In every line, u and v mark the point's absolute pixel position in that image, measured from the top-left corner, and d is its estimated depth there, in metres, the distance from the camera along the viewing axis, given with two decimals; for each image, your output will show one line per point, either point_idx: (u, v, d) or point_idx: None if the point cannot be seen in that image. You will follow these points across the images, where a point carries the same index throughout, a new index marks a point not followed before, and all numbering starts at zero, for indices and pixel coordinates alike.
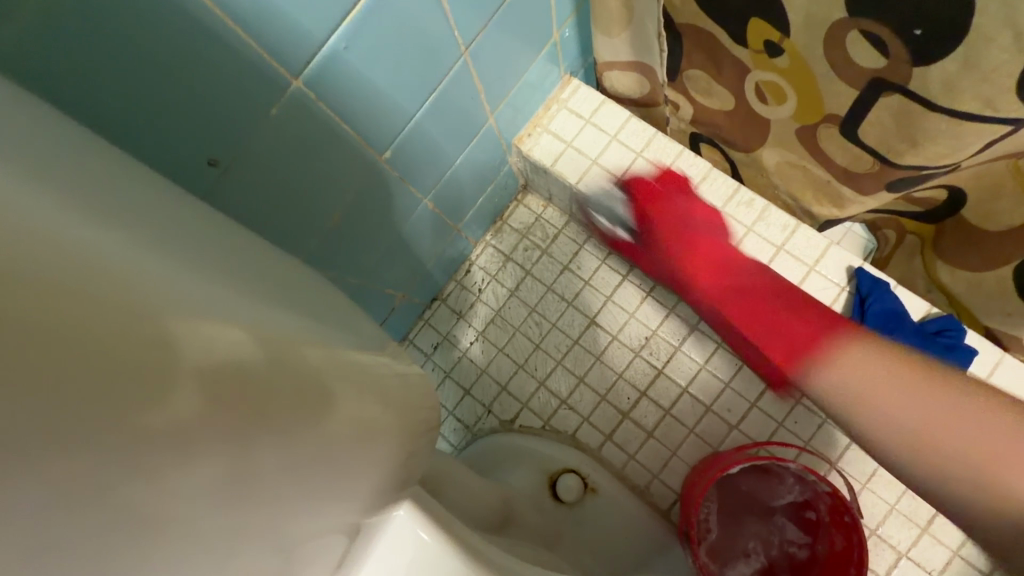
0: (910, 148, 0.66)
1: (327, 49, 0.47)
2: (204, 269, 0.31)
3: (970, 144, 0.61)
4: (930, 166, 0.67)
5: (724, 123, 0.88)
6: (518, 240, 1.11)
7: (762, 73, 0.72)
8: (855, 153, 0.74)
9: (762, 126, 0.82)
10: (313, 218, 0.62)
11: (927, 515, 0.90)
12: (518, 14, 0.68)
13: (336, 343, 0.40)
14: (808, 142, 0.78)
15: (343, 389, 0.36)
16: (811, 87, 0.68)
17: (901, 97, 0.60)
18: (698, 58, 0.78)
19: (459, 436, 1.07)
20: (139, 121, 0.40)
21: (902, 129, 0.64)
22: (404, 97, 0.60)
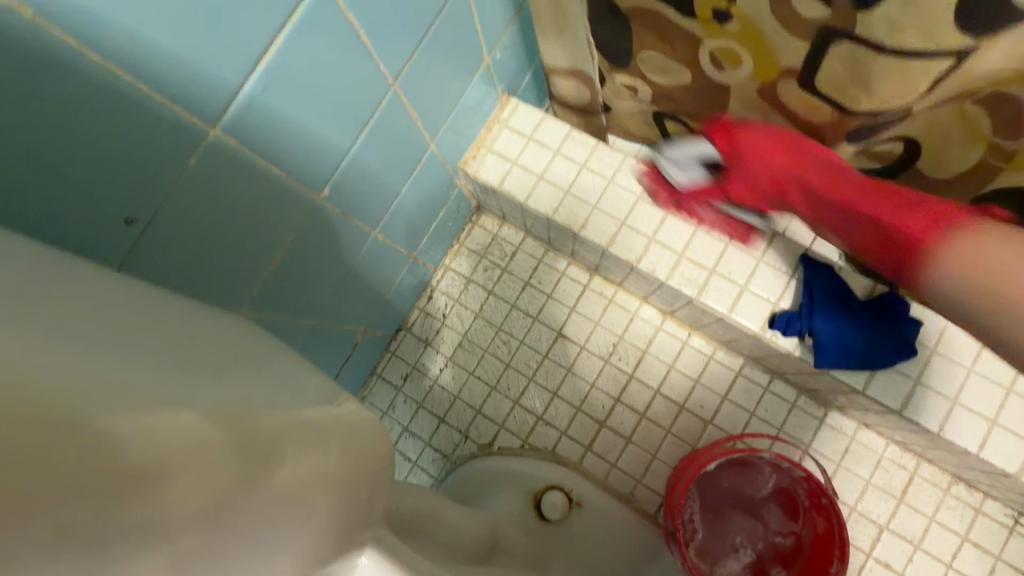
0: (865, 89, 0.62)
1: (244, 95, 0.46)
2: (126, 351, 0.30)
3: (919, 79, 0.57)
4: (884, 109, 0.64)
5: (682, 96, 0.83)
6: (477, 261, 1.11)
7: (711, 42, 0.67)
8: (811, 100, 0.69)
9: (722, 92, 0.77)
10: (253, 265, 0.60)
11: (901, 485, 0.93)
12: (444, 39, 0.69)
13: (284, 400, 0.38)
14: (766, 92, 0.73)
15: (298, 448, 0.35)
16: (764, 46, 0.63)
17: (851, 44, 0.57)
18: (647, 39, 0.73)
19: (438, 467, 1.05)
20: (48, 194, 0.38)
21: (852, 68, 0.60)
22: (335, 134, 0.59)
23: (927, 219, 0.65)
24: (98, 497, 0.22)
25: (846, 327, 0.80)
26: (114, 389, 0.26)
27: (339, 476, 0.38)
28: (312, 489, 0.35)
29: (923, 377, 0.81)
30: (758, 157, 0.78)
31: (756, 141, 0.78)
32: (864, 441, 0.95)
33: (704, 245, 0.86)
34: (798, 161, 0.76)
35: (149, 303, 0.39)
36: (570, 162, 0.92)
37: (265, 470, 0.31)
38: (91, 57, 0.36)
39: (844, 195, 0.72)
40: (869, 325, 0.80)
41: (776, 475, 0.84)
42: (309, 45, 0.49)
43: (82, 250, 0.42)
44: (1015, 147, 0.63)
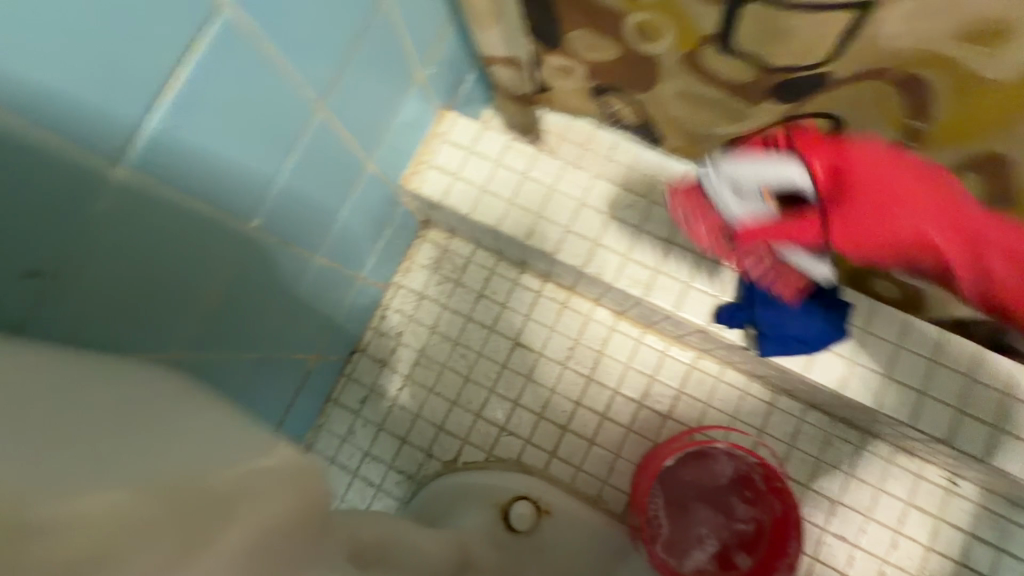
0: (787, 47, 0.56)
1: (150, 130, 0.44)
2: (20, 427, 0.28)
3: (835, 31, 0.51)
4: (804, 60, 0.57)
5: (615, 73, 0.76)
6: (429, 276, 1.10)
7: (635, 15, 0.63)
8: (737, 62, 0.62)
9: (653, 70, 0.71)
10: (182, 305, 0.57)
11: (849, 459, 0.98)
12: (373, 58, 0.67)
13: (212, 454, 0.36)
14: (688, 64, 0.67)
15: (232, 501, 0.33)
16: (682, 15, 0.59)
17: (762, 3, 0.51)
18: (578, 19, 0.68)
19: (404, 488, 1.03)
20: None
21: (768, 30, 0.54)
22: (261, 162, 0.57)
23: (967, 245, 0.62)
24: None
25: (785, 318, 0.83)
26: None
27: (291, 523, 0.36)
28: (253, 543, 0.33)
29: (858, 358, 0.85)
30: (872, 163, 0.63)
31: (868, 153, 0.64)
32: (812, 421, 1.00)
33: (647, 245, 0.89)
34: (898, 197, 0.62)
35: (53, 364, 0.37)
36: (512, 172, 0.93)
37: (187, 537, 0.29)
38: None
39: (934, 245, 0.63)
40: (804, 311, 0.83)
41: (733, 463, 0.87)
42: (219, 73, 0.47)
43: None
44: (925, 125, 0.61)
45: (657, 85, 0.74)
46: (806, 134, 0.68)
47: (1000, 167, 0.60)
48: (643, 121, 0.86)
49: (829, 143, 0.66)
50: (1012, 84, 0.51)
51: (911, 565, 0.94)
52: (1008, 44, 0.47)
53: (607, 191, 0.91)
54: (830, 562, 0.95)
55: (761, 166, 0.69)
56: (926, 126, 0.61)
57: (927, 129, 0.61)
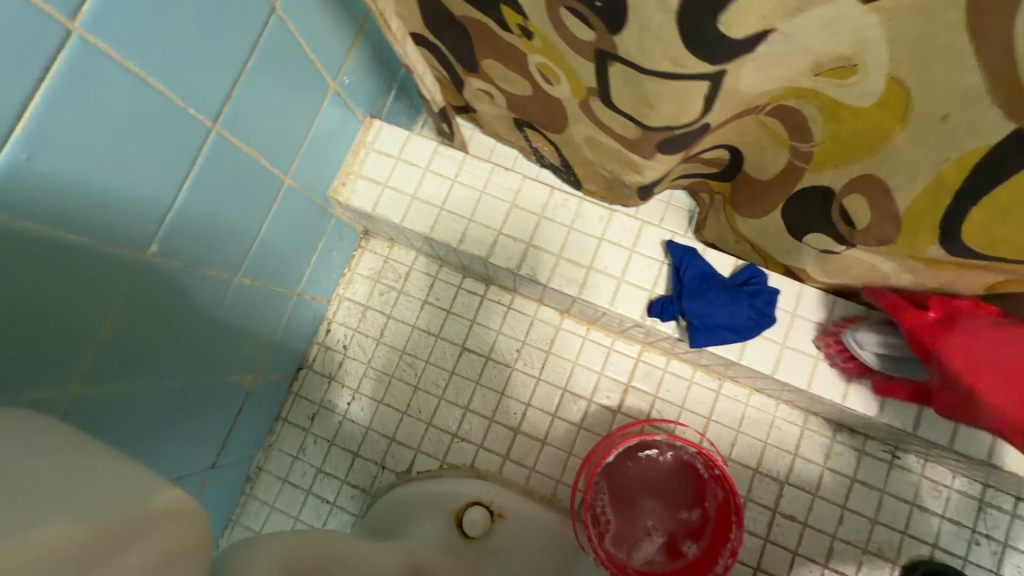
0: (652, 111, 0.63)
1: (4, 163, 0.42)
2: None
3: (691, 101, 0.58)
4: (675, 126, 0.64)
5: (534, 109, 0.84)
6: (371, 287, 1.09)
7: (534, 57, 0.70)
8: (621, 121, 0.70)
9: (561, 109, 0.78)
10: (76, 340, 0.55)
11: (794, 440, 1.00)
12: (272, 74, 0.67)
13: (73, 497, 0.36)
14: (586, 111, 0.74)
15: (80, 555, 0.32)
16: (568, 65, 0.66)
17: (621, 65, 0.58)
18: (486, 52, 0.74)
19: (358, 503, 1.02)
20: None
21: (634, 92, 0.61)
22: (148, 187, 0.56)
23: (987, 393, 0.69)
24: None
25: (716, 308, 0.84)
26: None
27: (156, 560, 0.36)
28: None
29: (788, 340, 0.87)
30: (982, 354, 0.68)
31: (977, 345, 0.68)
32: (757, 405, 1.01)
33: (579, 243, 0.89)
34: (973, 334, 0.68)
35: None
36: (440, 178, 0.91)
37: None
38: None
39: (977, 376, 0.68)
40: (729, 299, 0.85)
41: (674, 453, 0.88)
42: (80, 102, 0.46)
43: None
44: (811, 149, 0.67)
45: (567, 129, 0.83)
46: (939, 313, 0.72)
47: (883, 194, 0.63)
48: (562, 161, 0.95)
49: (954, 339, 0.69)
50: (874, 114, 0.57)
51: (857, 538, 0.96)
52: (854, 79, 0.54)
53: (537, 191, 0.90)
54: (781, 542, 0.97)
55: (885, 335, 0.79)
56: (808, 140, 0.67)
57: (813, 152, 0.67)
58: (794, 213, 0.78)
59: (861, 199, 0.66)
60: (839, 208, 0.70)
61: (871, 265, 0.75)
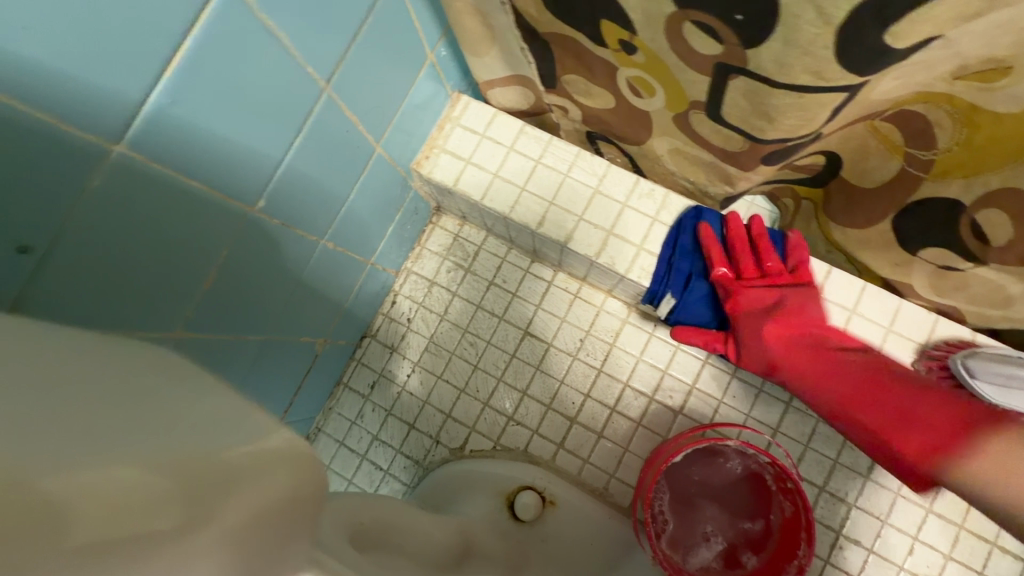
0: (770, 124, 0.60)
1: (150, 106, 0.43)
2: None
3: (821, 112, 0.55)
4: (793, 138, 0.62)
5: (613, 120, 0.81)
6: (440, 263, 1.09)
7: (627, 70, 0.67)
8: (725, 133, 0.68)
9: (647, 119, 0.76)
10: (182, 287, 0.57)
11: (867, 462, 0.95)
12: (380, 40, 0.66)
13: (217, 434, 0.37)
14: (679, 121, 0.71)
15: (230, 483, 0.34)
16: (671, 79, 0.62)
17: (745, 80, 0.54)
18: (569, 64, 0.73)
19: (410, 474, 1.03)
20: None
21: (754, 105, 0.58)
22: (264, 144, 0.57)
23: (900, 387, 0.79)
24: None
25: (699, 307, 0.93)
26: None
27: (271, 502, 0.36)
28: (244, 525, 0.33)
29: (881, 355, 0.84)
30: (803, 334, 0.85)
31: (808, 317, 0.85)
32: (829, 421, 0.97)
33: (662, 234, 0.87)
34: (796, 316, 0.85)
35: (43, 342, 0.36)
36: (524, 158, 0.90)
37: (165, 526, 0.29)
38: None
39: (859, 377, 0.80)
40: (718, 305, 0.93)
41: (742, 461, 0.85)
42: (219, 51, 0.46)
43: None
44: (933, 158, 0.63)
45: (652, 139, 0.80)
46: (736, 288, 0.88)
47: None
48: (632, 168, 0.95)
49: (752, 290, 0.87)
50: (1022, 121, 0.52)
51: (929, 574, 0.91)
52: (1005, 79, 0.50)
53: (623, 177, 0.88)
54: (842, 567, 0.93)
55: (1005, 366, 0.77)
56: (931, 149, 0.62)
57: (934, 161, 0.63)
58: (907, 227, 0.74)
59: (999, 214, 0.62)
60: (969, 224, 0.66)
61: (996, 284, 0.72)
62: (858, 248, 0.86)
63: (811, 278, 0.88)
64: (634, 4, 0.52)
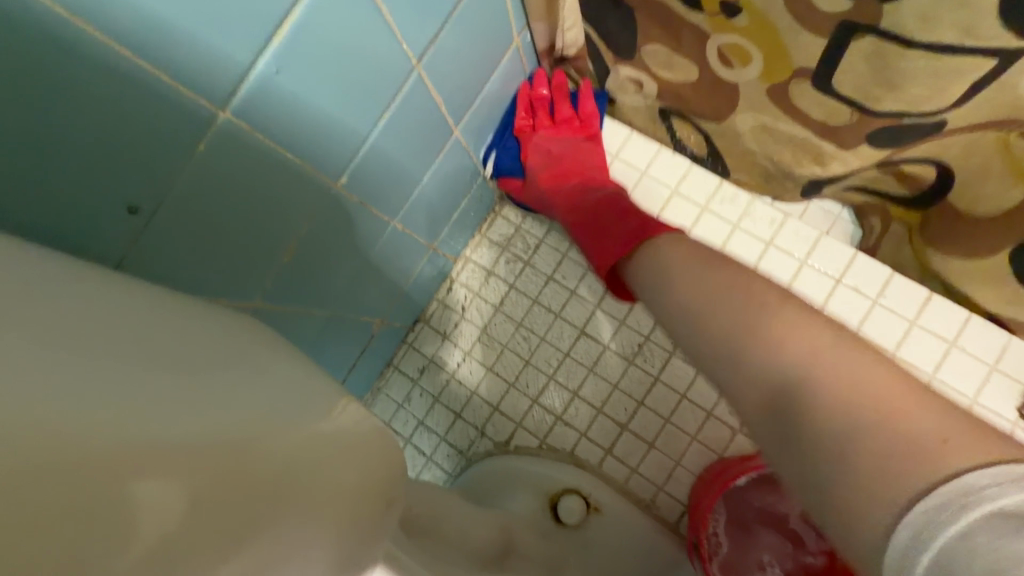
0: (889, 94, 0.56)
1: (257, 73, 0.42)
2: (101, 355, 0.26)
3: (957, 84, 0.51)
4: (914, 112, 0.57)
5: (692, 94, 0.77)
6: (499, 253, 1.07)
7: (720, 38, 0.62)
8: (829, 108, 0.63)
9: (732, 95, 0.71)
10: (264, 258, 0.57)
11: None
12: (473, 19, 0.64)
13: (303, 411, 0.36)
14: (773, 95, 0.66)
15: (312, 471, 0.33)
16: (777, 42, 0.58)
17: (875, 39, 0.51)
18: (655, 30, 0.68)
19: (453, 463, 1.02)
20: (28, 180, 0.35)
21: (876, 72, 0.54)
22: (354, 120, 0.55)
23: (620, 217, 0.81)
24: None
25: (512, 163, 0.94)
26: (39, 430, 0.20)
27: (354, 487, 0.36)
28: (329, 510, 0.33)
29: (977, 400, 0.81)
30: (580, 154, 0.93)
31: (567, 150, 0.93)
32: None
33: (744, 245, 0.90)
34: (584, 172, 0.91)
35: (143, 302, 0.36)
36: None
37: (261, 504, 0.28)
38: (122, 51, 0.34)
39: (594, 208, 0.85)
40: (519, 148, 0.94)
41: None
42: (327, 22, 0.45)
43: (80, 240, 0.39)
44: None
45: (733, 117, 0.75)
46: (548, 94, 0.92)
47: None
48: (707, 154, 0.89)
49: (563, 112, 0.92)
50: None
51: None
52: None
53: (706, 181, 0.92)
54: None
55: None
56: None
57: None
58: None
59: None
60: None
61: None
62: (959, 277, 0.78)
63: (901, 312, 0.85)
64: None
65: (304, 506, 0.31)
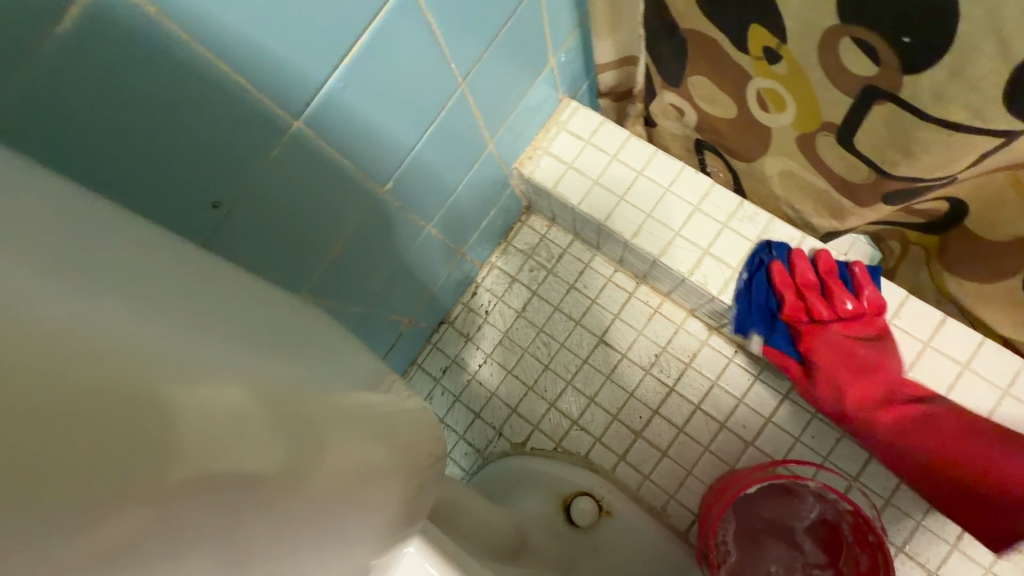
0: (904, 158, 0.62)
1: (327, 89, 0.48)
2: (202, 327, 0.31)
3: (964, 157, 0.57)
4: (926, 178, 0.63)
5: (728, 134, 0.83)
6: (523, 260, 1.11)
7: (761, 80, 0.68)
8: (851, 162, 0.69)
9: (765, 136, 0.77)
10: (314, 253, 0.62)
11: (954, 530, 0.88)
12: (516, 42, 0.69)
13: (356, 388, 0.41)
14: (802, 143, 0.72)
15: (366, 438, 0.37)
16: (808, 94, 0.63)
17: (892, 106, 0.56)
18: (702, 68, 0.74)
19: (470, 461, 1.06)
20: (134, 174, 0.40)
21: (894, 137, 0.60)
22: (403, 131, 0.61)
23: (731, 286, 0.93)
24: (120, 517, 0.22)
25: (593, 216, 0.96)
26: (166, 380, 0.25)
27: (396, 459, 0.40)
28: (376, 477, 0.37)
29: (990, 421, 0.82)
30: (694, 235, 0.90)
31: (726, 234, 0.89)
32: None
33: None
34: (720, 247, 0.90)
35: (225, 282, 0.41)
36: (625, 167, 0.91)
37: (322, 462, 0.32)
38: (223, 68, 0.40)
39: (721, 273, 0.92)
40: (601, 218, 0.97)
41: (819, 507, 0.82)
42: (389, 45, 0.50)
43: (168, 228, 0.45)
44: None
45: (763, 158, 0.82)
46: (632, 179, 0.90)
47: None
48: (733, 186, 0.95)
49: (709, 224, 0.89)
50: None
51: None
52: None
53: (726, 198, 0.88)
54: None
55: None
56: None
57: None
58: None
59: None
60: None
61: None
62: (974, 298, 0.81)
63: (916, 333, 0.84)
64: (797, 9, 0.54)
65: (357, 470, 0.35)
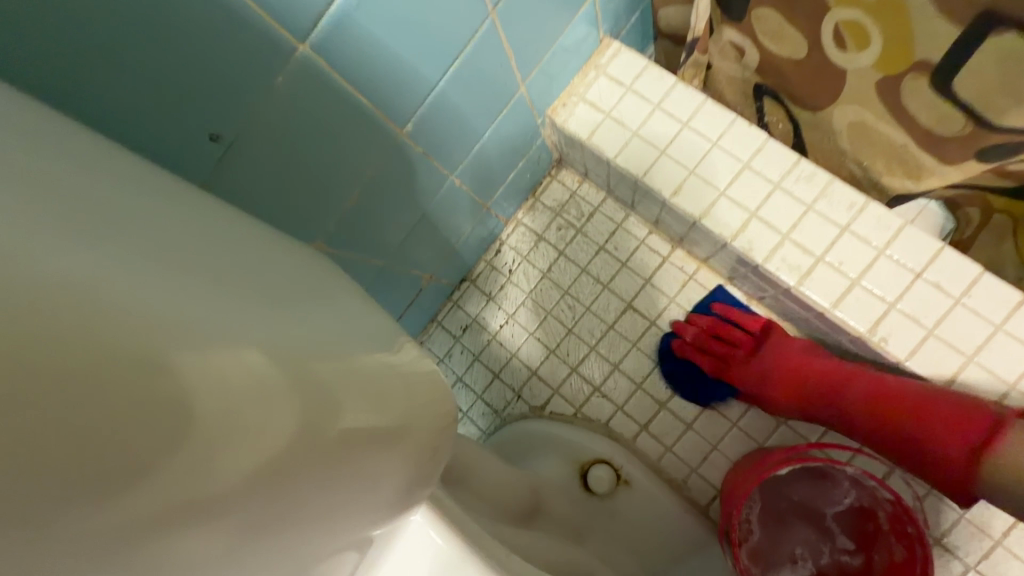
0: (1015, 104, 0.53)
1: (337, 8, 0.42)
2: (193, 282, 0.28)
3: None
4: None
5: (793, 75, 0.73)
6: (552, 218, 1.05)
7: (842, 11, 0.58)
8: (943, 111, 0.59)
9: (838, 81, 0.67)
10: (330, 199, 0.58)
11: (1003, 526, 0.82)
12: None
13: (364, 347, 0.37)
14: (883, 88, 0.63)
15: (376, 399, 0.34)
16: (904, 25, 0.54)
17: (1016, 36, 0.47)
18: None
19: (487, 421, 1.04)
20: (123, 88, 0.36)
21: (1009, 78, 0.50)
22: (426, 64, 0.54)
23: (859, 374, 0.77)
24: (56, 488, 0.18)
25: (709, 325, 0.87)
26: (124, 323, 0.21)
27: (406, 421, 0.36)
28: (382, 442, 0.34)
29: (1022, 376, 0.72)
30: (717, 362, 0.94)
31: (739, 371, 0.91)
32: None
33: (815, 227, 0.77)
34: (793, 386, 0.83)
35: (219, 223, 0.37)
36: (670, 119, 0.83)
37: (325, 434, 0.29)
38: None
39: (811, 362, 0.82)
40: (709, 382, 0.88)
41: (856, 495, 0.77)
42: None
43: (163, 160, 0.41)
44: None
45: (834, 106, 0.72)
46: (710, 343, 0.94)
47: None
48: (793, 141, 0.86)
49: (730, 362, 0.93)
50: None
51: None
52: None
53: (780, 158, 0.79)
54: None
55: None
56: None
57: None
58: None
59: None
60: None
61: None
62: None
63: (985, 316, 0.73)
64: None
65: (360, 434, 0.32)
